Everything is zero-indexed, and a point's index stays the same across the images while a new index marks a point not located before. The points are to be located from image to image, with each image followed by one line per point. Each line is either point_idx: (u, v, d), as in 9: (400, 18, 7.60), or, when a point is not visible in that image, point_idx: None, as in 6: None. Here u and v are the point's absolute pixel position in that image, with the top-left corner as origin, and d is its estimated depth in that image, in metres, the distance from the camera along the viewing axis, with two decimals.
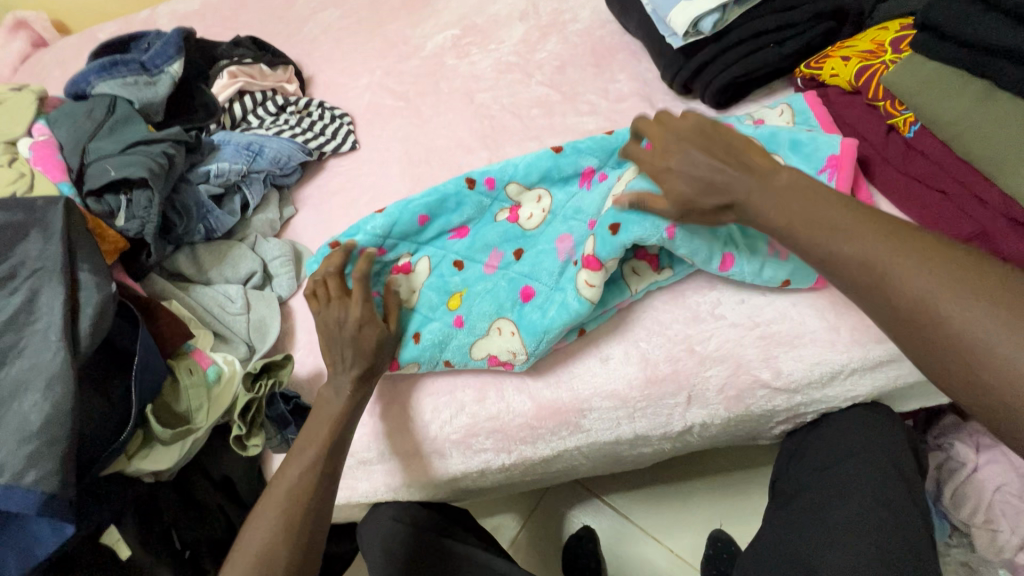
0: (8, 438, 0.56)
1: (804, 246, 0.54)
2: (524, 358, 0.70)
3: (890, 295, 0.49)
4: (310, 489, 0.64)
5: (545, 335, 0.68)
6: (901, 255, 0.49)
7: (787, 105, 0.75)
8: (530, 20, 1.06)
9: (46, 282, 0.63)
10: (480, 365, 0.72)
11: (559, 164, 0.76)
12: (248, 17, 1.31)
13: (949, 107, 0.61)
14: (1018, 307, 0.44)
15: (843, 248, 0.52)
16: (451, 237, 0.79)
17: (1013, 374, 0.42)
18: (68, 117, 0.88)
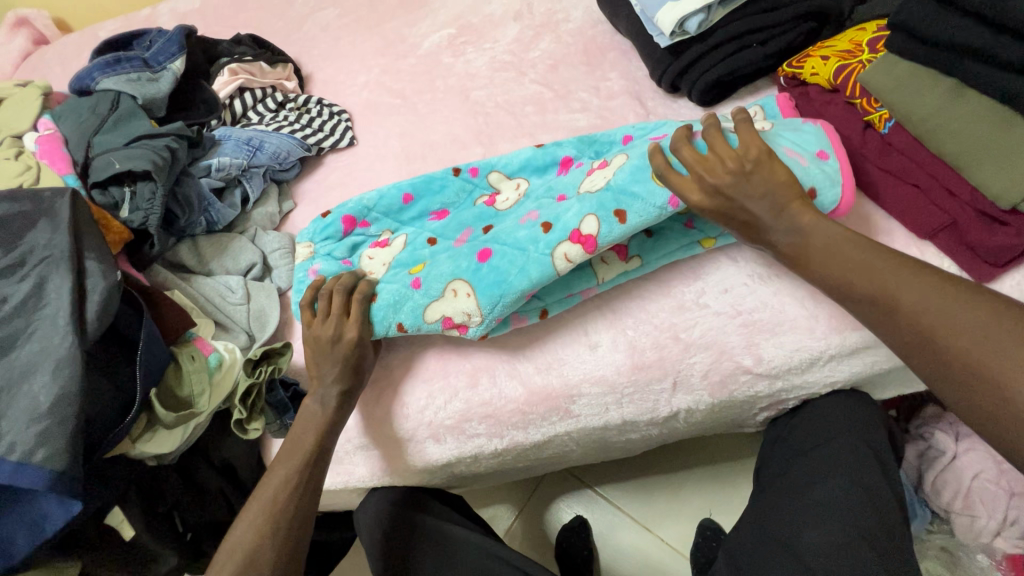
0: (19, 418, 0.59)
1: (819, 277, 0.59)
2: (478, 322, 0.70)
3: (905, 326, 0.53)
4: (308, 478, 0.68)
5: (501, 295, 0.69)
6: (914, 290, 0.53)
7: (761, 106, 0.77)
8: (524, 20, 1.09)
9: (54, 269, 0.66)
10: (434, 328, 0.73)
11: (537, 156, 0.81)
12: (247, 16, 1.33)
13: (919, 104, 0.64)
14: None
15: (861, 282, 0.56)
16: (431, 218, 0.83)
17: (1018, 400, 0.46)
18: (73, 112, 0.90)
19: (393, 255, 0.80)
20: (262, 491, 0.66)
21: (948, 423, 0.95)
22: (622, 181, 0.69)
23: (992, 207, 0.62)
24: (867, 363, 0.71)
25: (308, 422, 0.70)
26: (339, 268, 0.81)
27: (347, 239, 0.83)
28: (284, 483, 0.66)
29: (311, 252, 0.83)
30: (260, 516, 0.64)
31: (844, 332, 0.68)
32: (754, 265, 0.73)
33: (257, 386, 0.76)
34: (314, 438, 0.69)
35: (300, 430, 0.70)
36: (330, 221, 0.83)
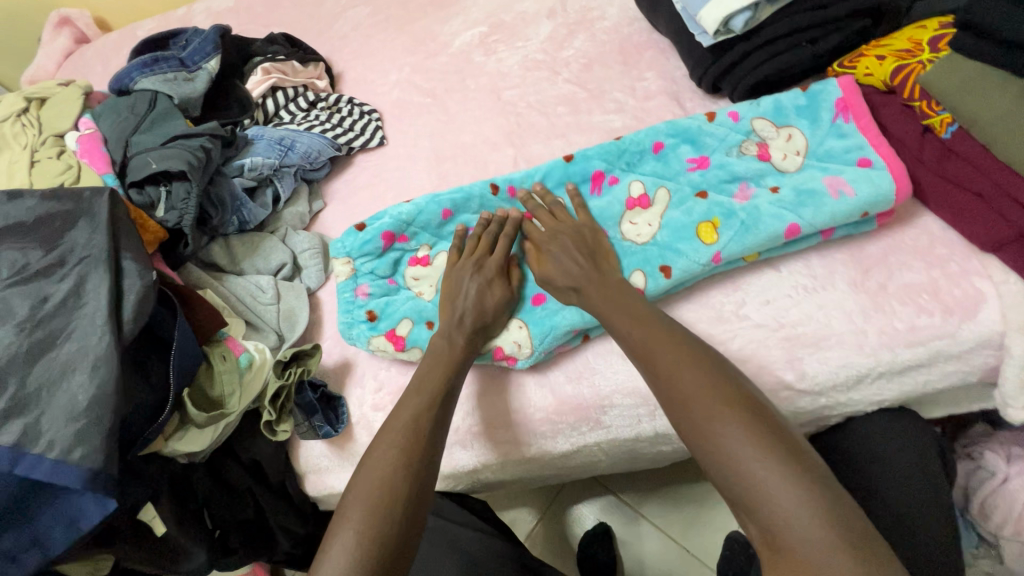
0: (57, 417, 0.59)
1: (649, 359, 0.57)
2: (528, 354, 0.71)
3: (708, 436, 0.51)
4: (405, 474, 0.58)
5: (551, 332, 0.71)
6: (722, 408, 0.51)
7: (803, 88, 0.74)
8: (558, 18, 1.06)
9: (93, 270, 0.67)
10: (485, 357, 0.73)
11: (569, 172, 0.77)
12: (280, 15, 1.34)
13: (988, 106, 0.60)
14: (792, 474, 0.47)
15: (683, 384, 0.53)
16: None
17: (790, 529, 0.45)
18: (112, 112, 0.92)
19: (436, 277, 0.79)
20: (374, 454, 0.60)
21: (999, 443, 0.90)
22: (669, 236, 0.71)
23: None
24: (920, 382, 0.66)
25: (418, 388, 0.66)
26: (386, 289, 0.80)
27: (387, 256, 0.80)
28: (396, 454, 0.59)
29: (352, 270, 0.80)
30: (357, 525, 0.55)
31: (897, 348, 0.63)
32: (800, 276, 0.69)
33: (286, 389, 0.76)
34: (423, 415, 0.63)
35: (411, 399, 0.64)
36: (367, 238, 0.79)
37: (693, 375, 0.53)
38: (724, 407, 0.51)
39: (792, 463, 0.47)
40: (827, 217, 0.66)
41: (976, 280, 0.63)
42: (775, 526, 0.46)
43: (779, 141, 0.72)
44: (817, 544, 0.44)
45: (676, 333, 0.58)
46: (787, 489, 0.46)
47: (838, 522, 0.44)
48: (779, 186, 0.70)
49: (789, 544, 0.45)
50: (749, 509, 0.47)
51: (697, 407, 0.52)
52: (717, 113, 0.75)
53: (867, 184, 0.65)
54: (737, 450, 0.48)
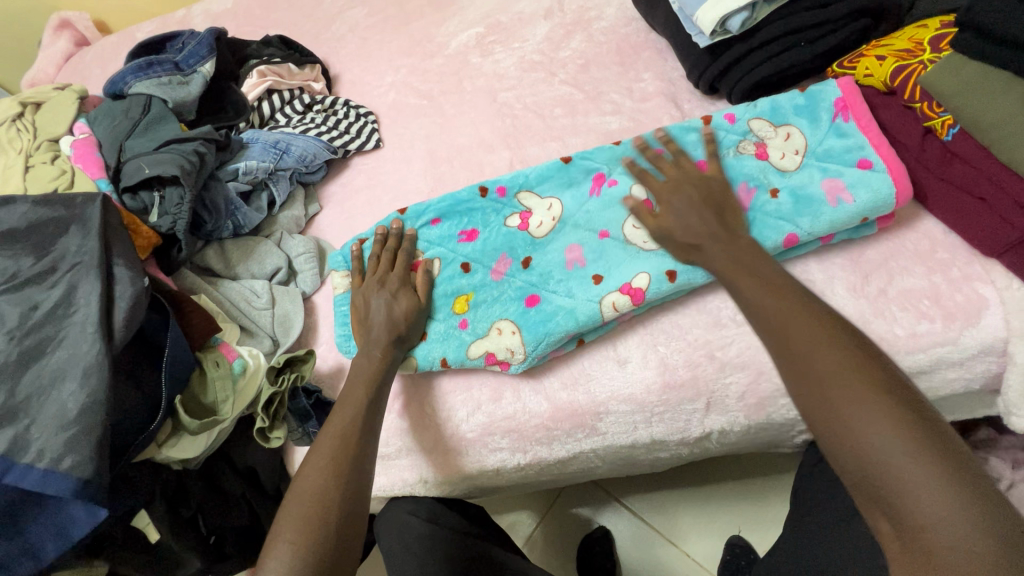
0: (47, 425, 0.59)
1: (783, 336, 0.53)
2: (522, 360, 0.71)
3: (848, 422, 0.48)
4: (340, 467, 0.61)
5: (545, 338, 0.70)
6: (868, 397, 0.48)
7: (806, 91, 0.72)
8: (555, 18, 1.05)
9: (84, 276, 0.66)
10: (478, 364, 0.73)
11: (569, 174, 0.77)
12: (277, 16, 1.33)
13: (990, 107, 0.59)
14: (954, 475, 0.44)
15: (820, 366, 0.50)
16: (460, 239, 0.78)
17: (935, 530, 0.42)
18: (107, 117, 0.91)
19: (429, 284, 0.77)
20: (307, 470, 0.62)
21: (1004, 449, 0.89)
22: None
23: None
24: (922, 389, 0.65)
25: (346, 404, 0.67)
26: None
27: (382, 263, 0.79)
28: (325, 472, 0.61)
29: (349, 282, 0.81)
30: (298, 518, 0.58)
31: (897, 355, 0.62)
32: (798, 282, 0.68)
33: (279, 395, 0.75)
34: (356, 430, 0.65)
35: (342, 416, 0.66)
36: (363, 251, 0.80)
37: (835, 353, 0.51)
38: (867, 390, 0.48)
39: (944, 456, 0.44)
40: (826, 224, 0.64)
41: (978, 286, 0.61)
42: (916, 523, 0.43)
43: (777, 141, 0.70)
44: (965, 541, 0.41)
45: (818, 310, 0.54)
46: (934, 481, 0.43)
47: (994, 531, 0.42)
48: (778, 188, 0.68)
49: (933, 547, 0.42)
50: (883, 498, 0.45)
51: (834, 387, 0.49)
52: (714, 117, 0.72)
53: (865, 189, 0.64)
54: (883, 442, 0.46)
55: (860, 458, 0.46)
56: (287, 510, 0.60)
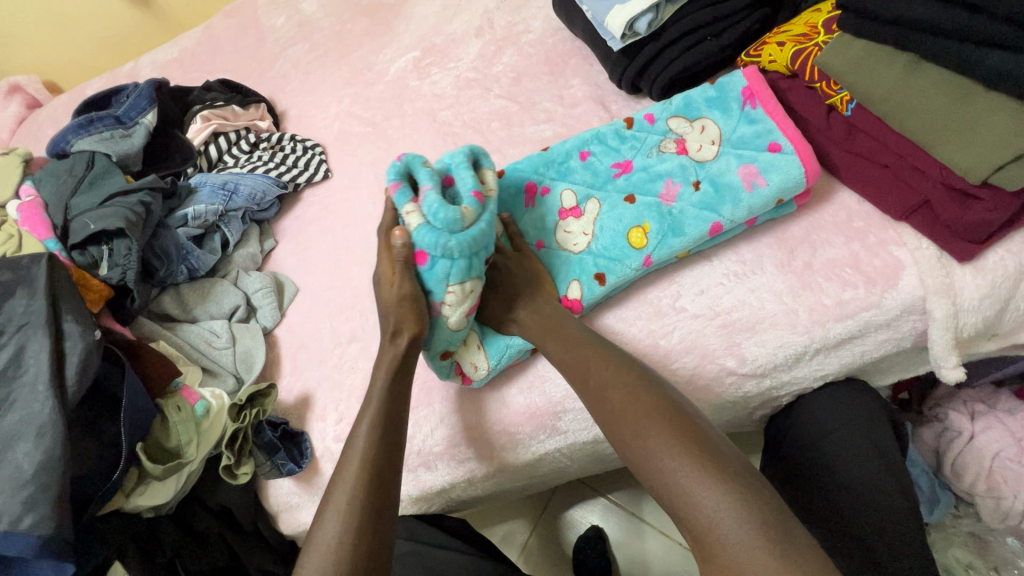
0: (5, 486, 0.60)
1: (588, 385, 0.59)
2: (486, 372, 0.73)
3: (637, 453, 0.52)
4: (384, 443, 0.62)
5: (508, 349, 0.72)
6: (646, 425, 0.53)
7: (727, 82, 0.74)
8: (485, 35, 1.09)
9: (32, 336, 0.67)
10: (444, 373, 0.74)
11: (502, 189, 0.77)
12: (222, 60, 1.36)
13: (876, 82, 0.62)
14: (723, 477, 0.48)
15: (614, 398, 0.56)
16: None
17: (720, 534, 0.45)
18: (52, 176, 0.92)
19: None
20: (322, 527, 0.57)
21: (962, 402, 0.93)
22: (603, 245, 0.72)
23: (961, 181, 0.59)
24: (858, 353, 0.67)
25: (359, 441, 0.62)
26: None
27: None
28: (370, 457, 0.60)
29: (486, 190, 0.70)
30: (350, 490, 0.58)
31: (828, 324, 0.64)
32: (730, 264, 0.70)
33: (243, 430, 0.78)
34: (386, 473, 0.60)
35: (366, 458, 0.60)
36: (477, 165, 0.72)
37: (623, 392, 0.56)
38: (654, 420, 0.53)
39: (716, 460, 0.49)
40: (746, 211, 0.68)
41: (893, 249, 0.64)
42: (705, 535, 0.46)
43: (694, 134, 0.74)
44: (739, 539, 0.45)
45: (608, 354, 0.60)
46: (710, 491, 0.47)
47: (762, 521, 0.45)
48: (699, 179, 0.71)
49: (718, 551, 0.45)
50: (679, 516, 0.48)
51: (626, 423, 0.54)
52: (634, 118, 0.77)
53: (777, 172, 0.67)
54: (665, 464, 0.50)
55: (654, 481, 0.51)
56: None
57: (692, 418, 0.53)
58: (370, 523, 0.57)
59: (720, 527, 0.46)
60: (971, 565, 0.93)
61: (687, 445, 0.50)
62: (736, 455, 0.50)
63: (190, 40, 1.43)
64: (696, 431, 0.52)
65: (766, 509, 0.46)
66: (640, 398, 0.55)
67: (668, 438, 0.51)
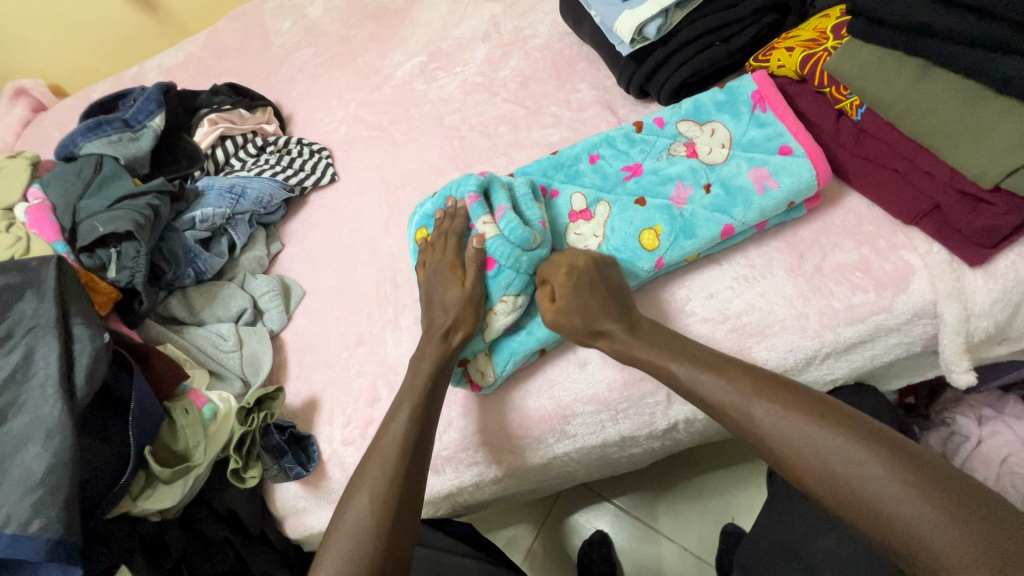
0: (13, 490, 0.59)
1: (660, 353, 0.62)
2: (495, 378, 0.73)
3: (728, 411, 0.56)
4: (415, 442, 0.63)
5: (514, 354, 0.72)
6: (729, 383, 0.57)
7: (737, 86, 0.75)
8: (492, 40, 1.09)
9: (41, 338, 0.67)
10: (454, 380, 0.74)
11: None
12: (228, 64, 1.37)
13: (886, 86, 0.62)
14: (819, 414, 0.52)
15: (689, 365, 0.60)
16: None
17: (838, 462, 0.49)
18: (60, 179, 0.92)
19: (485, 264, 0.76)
20: (347, 521, 0.58)
21: (969, 407, 0.93)
22: (614, 247, 0.72)
23: (973, 187, 0.59)
24: (868, 357, 0.67)
25: (398, 438, 0.63)
26: None
27: None
28: (400, 456, 0.62)
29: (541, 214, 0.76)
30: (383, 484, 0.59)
31: (838, 328, 0.64)
32: (739, 268, 0.70)
33: (251, 434, 0.77)
34: (414, 470, 0.61)
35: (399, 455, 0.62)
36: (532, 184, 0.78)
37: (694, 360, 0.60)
38: (732, 380, 0.57)
39: (851, 429, 0.50)
40: (757, 213, 0.68)
41: (903, 253, 0.64)
42: (825, 466, 0.49)
43: (704, 137, 0.74)
44: (858, 461, 0.48)
45: (699, 350, 0.61)
46: (810, 429, 0.51)
47: (872, 440, 0.49)
48: (710, 182, 0.71)
49: (843, 477, 0.48)
50: (791, 461, 0.51)
51: (709, 387, 0.58)
52: (643, 122, 0.77)
53: (788, 175, 0.67)
54: (757, 415, 0.54)
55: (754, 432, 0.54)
56: (329, 549, 0.56)
57: (766, 372, 0.58)
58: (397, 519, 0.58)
59: (836, 456, 0.49)
60: None
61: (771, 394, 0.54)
62: (821, 394, 0.54)
63: (196, 44, 1.43)
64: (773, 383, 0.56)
65: (872, 430, 0.50)
66: (713, 364, 0.59)
67: (752, 391, 0.55)
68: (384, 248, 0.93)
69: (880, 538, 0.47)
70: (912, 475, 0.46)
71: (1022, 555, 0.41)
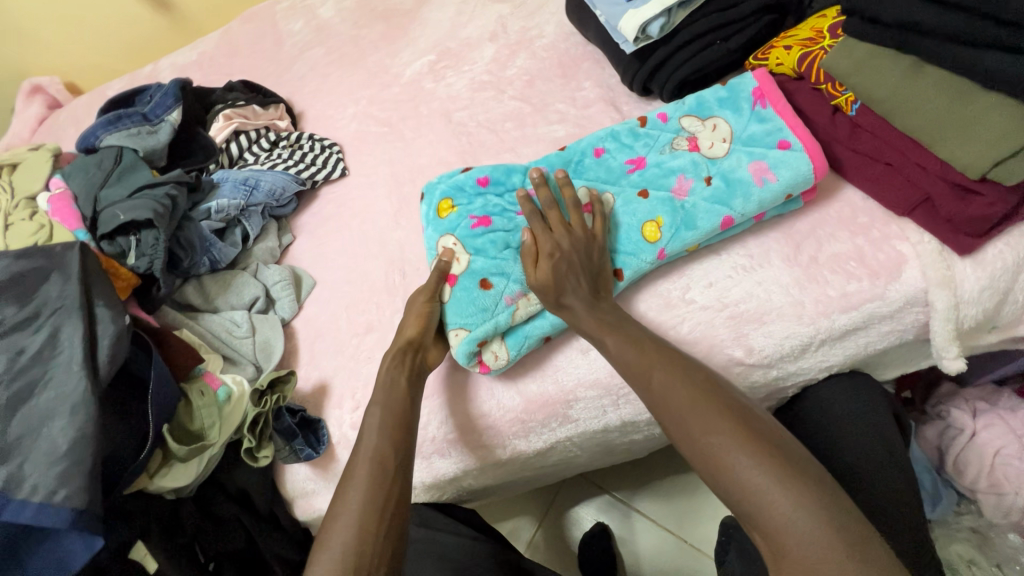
0: (39, 461, 0.62)
1: (606, 345, 0.65)
2: (505, 362, 0.76)
3: (653, 392, 0.60)
4: (398, 427, 0.67)
5: (525, 339, 0.75)
6: (661, 369, 0.61)
7: (742, 81, 0.77)
8: (499, 40, 1.12)
9: (66, 319, 0.70)
10: (468, 362, 0.75)
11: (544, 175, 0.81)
12: (241, 62, 1.40)
13: (880, 83, 0.65)
14: (731, 413, 0.56)
15: (627, 352, 0.64)
16: (473, 224, 0.79)
17: (729, 456, 0.53)
18: (81, 170, 0.95)
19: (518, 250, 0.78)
20: (346, 498, 0.62)
21: (965, 401, 0.95)
22: (617, 239, 0.74)
23: (962, 178, 0.61)
24: (862, 345, 0.69)
25: (377, 428, 0.67)
26: None
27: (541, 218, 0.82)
28: (385, 437, 0.66)
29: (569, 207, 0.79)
30: (371, 469, 0.63)
31: (832, 315, 0.67)
32: (738, 257, 0.73)
33: (264, 415, 0.80)
34: (399, 451, 0.65)
35: (381, 443, 0.65)
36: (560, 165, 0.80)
37: (638, 348, 0.63)
38: (670, 369, 0.61)
39: (733, 409, 0.57)
40: (756, 205, 0.70)
41: (897, 244, 0.67)
42: (715, 456, 0.54)
43: (706, 132, 0.77)
44: (746, 458, 0.53)
45: (629, 325, 0.66)
46: (720, 423, 0.55)
47: (767, 448, 0.53)
48: (712, 175, 0.74)
49: (729, 469, 0.53)
50: (692, 441, 0.56)
51: (647, 370, 0.61)
52: (648, 117, 0.80)
53: (786, 169, 0.70)
54: (675, 398, 0.58)
55: (667, 411, 0.58)
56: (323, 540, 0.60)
57: (704, 368, 0.62)
58: (384, 495, 0.62)
59: (730, 450, 0.53)
60: (973, 562, 0.94)
61: (698, 386, 0.59)
62: (743, 399, 0.59)
63: (209, 44, 1.47)
64: (704, 377, 0.60)
65: (772, 440, 0.54)
66: (652, 353, 0.63)
67: (681, 378, 0.59)
68: (393, 240, 0.96)
69: (722, 495, 0.54)
70: (791, 485, 0.51)
71: (845, 526, 0.49)
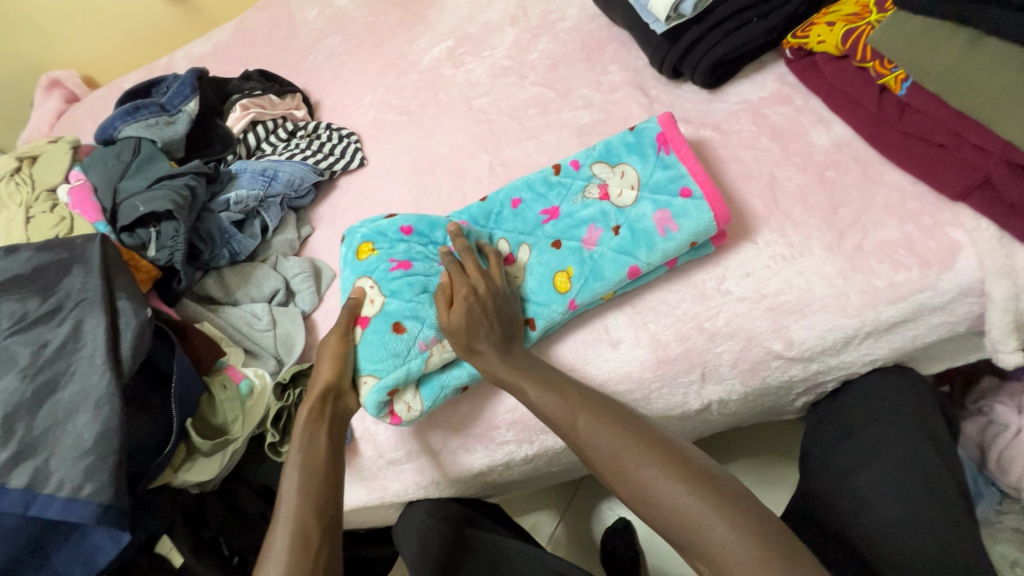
0: (65, 456, 0.61)
1: (529, 392, 0.63)
2: (419, 413, 0.72)
3: (578, 442, 0.58)
4: (314, 483, 0.64)
5: (442, 388, 0.72)
6: (582, 416, 0.58)
7: (641, 128, 0.75)
8: (520, 24, 1.09)
9: (89, 312, 0.69)
10: (378, 413, 0.72)
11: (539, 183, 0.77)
12: (256, 53, 1.38)
13: (934, 58, 0.62)
14: (660, 448, 0.54)
15: (548, 399, 0.61)
16: (393, 268, 0.76)
17: (665, 495, 0.51)
18: (100, 162, 0.94)
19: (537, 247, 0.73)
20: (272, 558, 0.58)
21: (1009, 396, 0.91)
22: (532, 287, 0.72)
23: None
24: (909, 338, 0.66)
25: (292, 494, 0.63)
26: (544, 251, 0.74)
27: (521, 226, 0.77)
28: (298, 502, 0.62)
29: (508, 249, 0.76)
30: (292, 534, 0.60)
31: (879, 306, 0.63)
32: (777, 245, 0.69)
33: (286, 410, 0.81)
34: (320, 511, 0.62)
35: (298, 508, 0.62)
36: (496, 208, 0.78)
37: (559, 392, 0.61)
38: (592, 414, 0.58)
39: (659, 443, 0.55)
40: (660, 255, 0.69)
41: (951, 230, 0.63)
42: (652, 497, 0.52)
43: (615, 179, 0.75)
44: (680, 496, 0.50)
45: (547, 369, 0.64)
46: (648, 464, 0.53)
47: (698, 480, 0.51)
48: (619, 225, 0.72)
49: (666, 508, 0.51)
50: (624, 486, 0.54)
51: (569, 418, 0.59)
52: (561, 165, 0.78)
53: (687, 218, 0.68)
54: (599, 444, 0.56)
55: (595, 460, 0.56)
56: None
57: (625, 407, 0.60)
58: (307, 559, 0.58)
59: (667, 487, 0.51)
60: (1017, 562, 0.90)
61: (620, 429, 0.57)
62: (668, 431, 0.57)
63: (224, 34, 1.45)
64: (626, 416, 0.58)
65: (703, 472, 0.52)
66: (575, 398, 0.60)
67: (604, 424, 0.57)
68: None
69: (667, 533, 0.52)
70: (730, 512, 0.48)
71: (795, 549, 0.46)
